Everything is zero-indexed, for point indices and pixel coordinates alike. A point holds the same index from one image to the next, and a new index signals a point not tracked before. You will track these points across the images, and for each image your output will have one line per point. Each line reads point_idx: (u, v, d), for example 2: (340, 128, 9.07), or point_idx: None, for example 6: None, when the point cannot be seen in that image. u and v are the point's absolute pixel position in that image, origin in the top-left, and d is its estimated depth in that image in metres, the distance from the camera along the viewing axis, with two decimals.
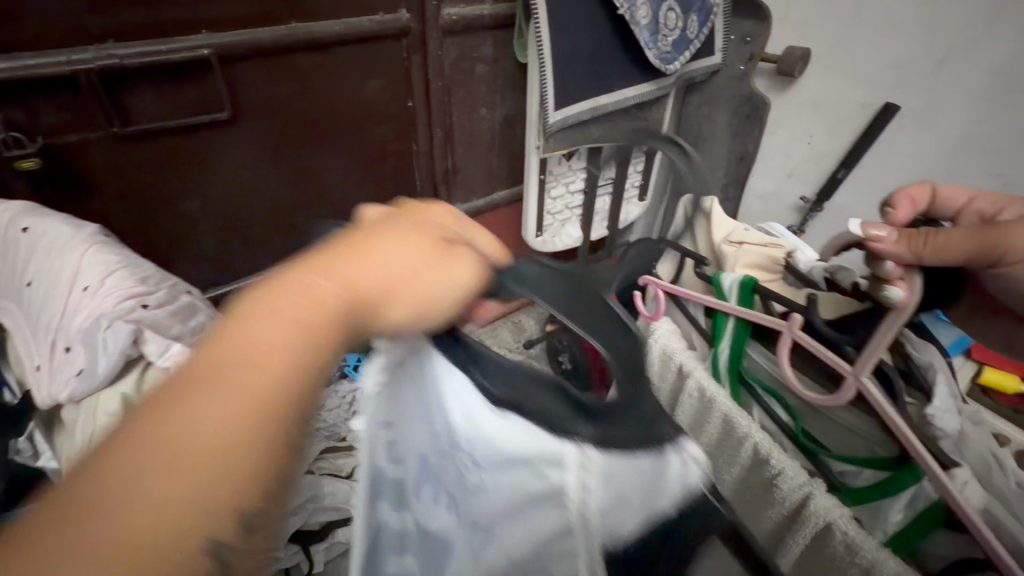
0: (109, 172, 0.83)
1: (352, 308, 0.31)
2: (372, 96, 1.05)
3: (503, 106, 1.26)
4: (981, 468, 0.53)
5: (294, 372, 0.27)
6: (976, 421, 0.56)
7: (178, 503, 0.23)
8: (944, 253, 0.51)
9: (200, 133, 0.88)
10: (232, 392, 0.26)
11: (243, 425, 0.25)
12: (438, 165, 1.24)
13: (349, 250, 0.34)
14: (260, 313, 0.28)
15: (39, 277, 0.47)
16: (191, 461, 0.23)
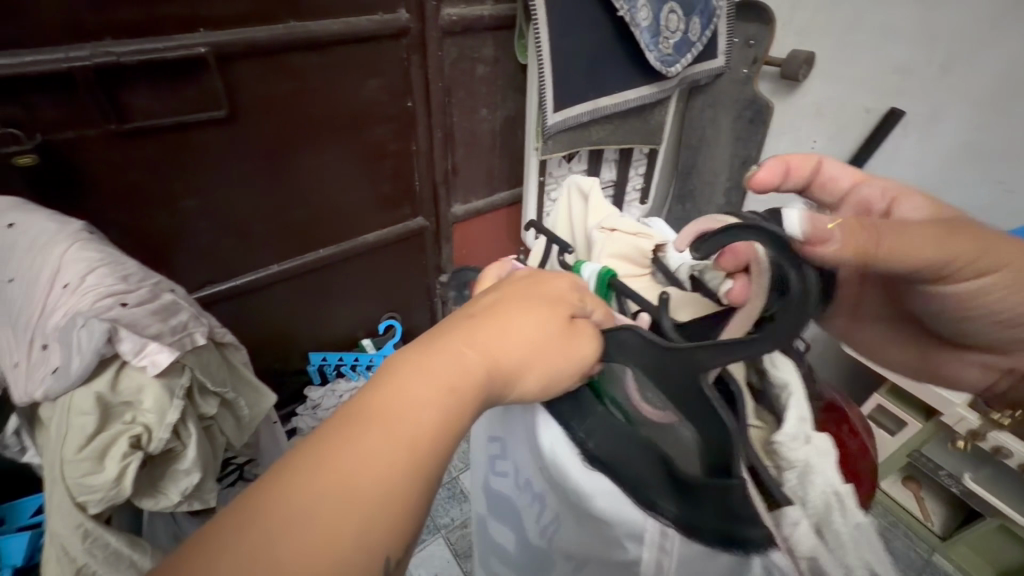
0: (106, 169, 0.83)
1: (487, 376, 0.38)
2: (371, 96, 1.05)
3: (503, 106, 1.25)
4: (824, 515, 0.43)
5: (441, 432, 0.34)
6: (827, 454, 0.45)
7: (341, 529, 0.28)
8: (896, 257, 0.44)
9: (198, 132, 0.88)
10: (393, 435, 0.32)
11: (397, 469, 0.31)
12: (438, 166, 1.24)
13: (496, 317, 0.41)
14: (419, 367, 0.36)
15: (23, 272, 0.47)
16: (346, 492, 0.29)
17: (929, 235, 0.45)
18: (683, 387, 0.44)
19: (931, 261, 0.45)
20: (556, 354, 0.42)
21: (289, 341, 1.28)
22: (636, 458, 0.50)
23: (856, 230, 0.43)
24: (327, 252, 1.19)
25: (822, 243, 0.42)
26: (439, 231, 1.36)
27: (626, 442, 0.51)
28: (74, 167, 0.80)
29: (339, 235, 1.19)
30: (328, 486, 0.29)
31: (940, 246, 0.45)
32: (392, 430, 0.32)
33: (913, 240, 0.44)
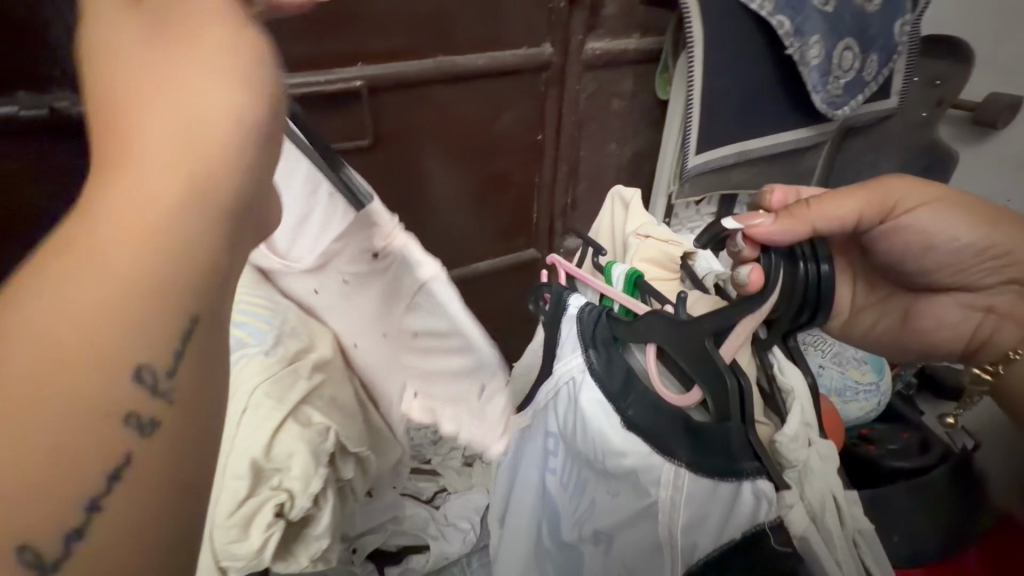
0: None
1: (193, 179, 0.28)
2: (505, 128, 1.04)
3: (632, 140, 1.19)
4: (818, 510, 0.52)
5: (165, 256, 0.27)
6: (830, 459, 0.54)
7: (68, 325, 0.25)
8: (821, 220, 0.57)
9: None
10: (109, 257, 0.26)
11: (138, 243, 0.26)
12: (559, 198, 1.20)
13: (139, 109, 0.28)
14: (108, 254, 0.26)
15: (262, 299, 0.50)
16: (105, 300, 0.25)
17: (859, 195, 0.60)
18: (691, 343, 0.54)
19: (862, 207, 0.60)
20: (175, 214, 0.27)
21: None
22: (664, 430, 0.58)
23: (787, 213, 0.57)
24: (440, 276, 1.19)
25: (756, 227, 0.57)
26: (551, 264, 1.32)
27: (659, 418, 0.58)
28: None
29: (456, 260, 1.19)
30: (107, 273, 0.26)
31: (871, 200, 0.60)
32: (49, 413, 0.24)
33: (847, 200, 0.59)
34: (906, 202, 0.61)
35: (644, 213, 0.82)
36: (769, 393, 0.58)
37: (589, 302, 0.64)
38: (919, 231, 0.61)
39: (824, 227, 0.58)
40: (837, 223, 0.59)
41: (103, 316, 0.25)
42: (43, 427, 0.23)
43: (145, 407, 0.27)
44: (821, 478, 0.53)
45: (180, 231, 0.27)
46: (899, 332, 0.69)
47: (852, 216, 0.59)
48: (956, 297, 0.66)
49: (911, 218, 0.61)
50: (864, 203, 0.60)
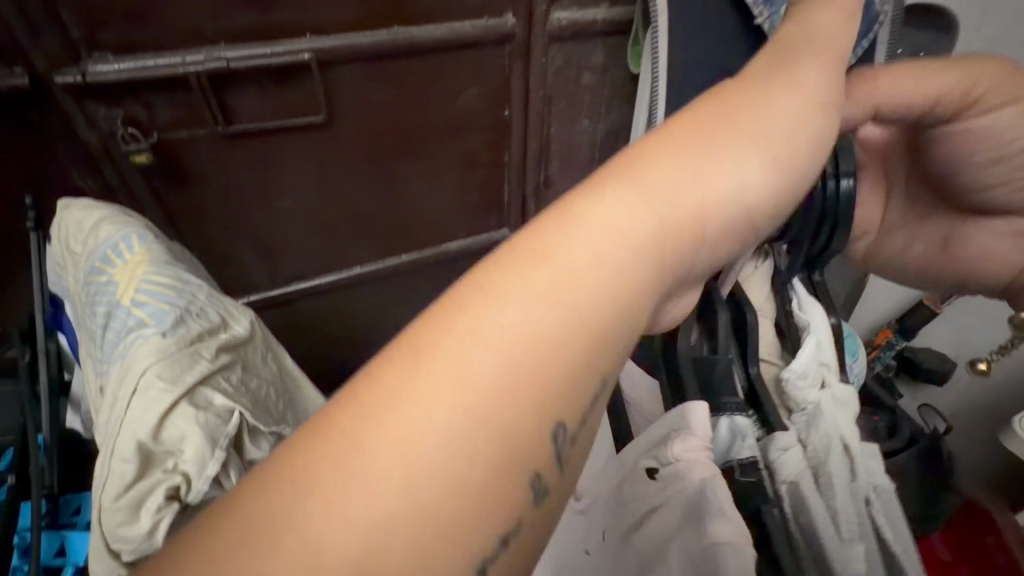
0: (209, 167, 0.86)
1: (567, 337, 0.28)
2: (468, 104, 1.01)
3: (608, 117, 1.15)
4: (820, 456, 0.50)
5: (523, 417, 0.27)
6: (845, 402, 0.53)
7: (398, 464, 0.24)
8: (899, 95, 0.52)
9: (296, 136, 0.90)
10: (427, 419, 0.25)
11: (479, 419, 0.25)
12: (529, 176, 1.18)
13: (551, 255, 0.29)
14: (462, 385, 0.25)
15: (173, 279, 0.45)
16: (449, 459, 0.24)
17: (939, 76, 0.51)
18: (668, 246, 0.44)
19: (940, 94, 0.51)
20: (517, 406, 0.26)
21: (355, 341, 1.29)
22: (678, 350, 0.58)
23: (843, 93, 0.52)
24: (408, 257, 1.19)
25: None
26: None
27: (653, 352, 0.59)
28: (183, 164, 0.84)
29: (423, 240, 1.18)
30: (461, 436, 0.25)
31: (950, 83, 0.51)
32: (437, 462, 0.24)
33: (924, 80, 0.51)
34: (990, 95, 0.51)
35: None
36: (783, 327, 0.60)
37: None
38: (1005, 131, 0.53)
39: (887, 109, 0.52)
40: (908, 105, 0.52)
41: (522, 390, 0.27)
42: (374, 514, 0.23)
43: (546, 474, 0.28)
44: (828, 418, 0.51)
45: (556, 403, 0.28)
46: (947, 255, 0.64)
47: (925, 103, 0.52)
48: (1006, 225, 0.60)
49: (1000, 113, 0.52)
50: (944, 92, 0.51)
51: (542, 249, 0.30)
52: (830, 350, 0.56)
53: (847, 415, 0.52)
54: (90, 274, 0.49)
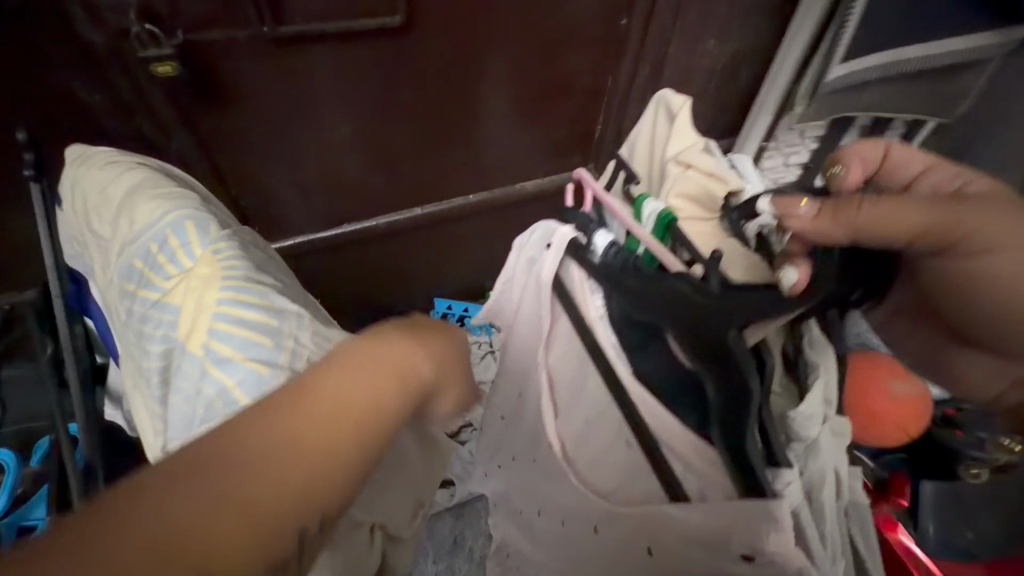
0: (252, 81, 0.67)
1: (371, 416, 0.35)
2: (578, 8, 0.78)
3: (740, 35, 0.91)
4: (816, 482, 0.52)
5: (316, 462, 0.33)
6: (838, 434, 0.52)
7: (232, 508, 0.30)
8: (881, 228, 0.42)
9: (361, 44, 0.69)
10: (266, 453, 0.32)
11: (301, 465, 0.32)
12: (631, 108, 0.95)
13: (355, 362, 0.37)
14: (295, 437, 0.33)
15: (240, 268, 0.41)
16: (242, 490, 0.31)
17: (915, 210, 0.41)
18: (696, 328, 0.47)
19: (922, 234, 0.42)
20: (304, 454, 0.33)
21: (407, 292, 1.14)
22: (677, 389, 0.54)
23: (834, 204, 0.44)
24: (477, 198, 0.98)
25: (790, 216, 0.46)
26: None
27: (672, 374, 0.54)
28: (216, 79, 0.65)
29: (496, 181, 0.98)
30: (272, 480, 0.31)
31: (947, 220, 0.41)
32: (240, 496, 0.30)
33: (907, 214, 0.41)
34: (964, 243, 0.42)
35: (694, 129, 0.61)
36: (793, 361, 0.55)
37: (615, 244, 0.56)
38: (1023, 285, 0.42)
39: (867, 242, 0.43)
40: (885, 238, 0.42)
41: (316, 440, 0.33)
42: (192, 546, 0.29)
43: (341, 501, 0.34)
44: (820, 454, 0.51)
45: (348, 447, 0.34)
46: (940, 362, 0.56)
47: (902, 239, 0.42)
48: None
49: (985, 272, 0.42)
50: (928, 224, 0.41)
51: (355, 361, 0.37)
52: (835, 379, 0.52)
53: (836, 448, 0.52)
54: (128, 280, 0.42)
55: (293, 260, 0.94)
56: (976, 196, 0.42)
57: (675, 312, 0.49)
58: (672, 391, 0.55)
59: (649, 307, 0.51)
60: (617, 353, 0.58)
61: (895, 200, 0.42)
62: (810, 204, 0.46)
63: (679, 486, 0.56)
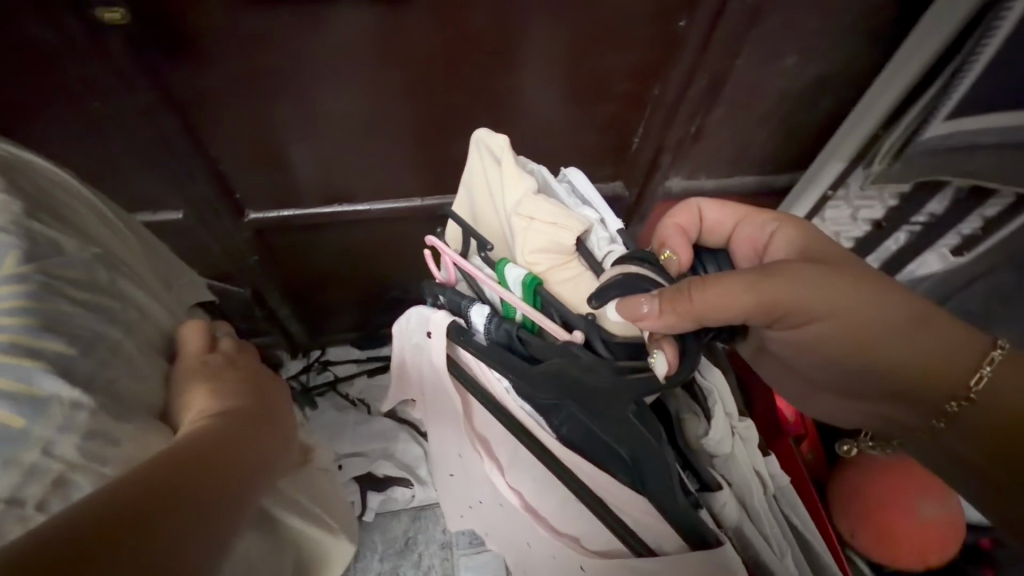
0: (225, 37, 0.59)
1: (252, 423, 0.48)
2: (623, 0, 0.64)
3: (829, 56, 0.73)
4: (742, 489, 0.60)
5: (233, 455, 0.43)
6: (746, 440, 0.61)
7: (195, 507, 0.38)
8: (711, 311, 0.49)
9: (353, 10, 0.59)
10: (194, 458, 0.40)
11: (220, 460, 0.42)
12: (679, 125, 0.81)
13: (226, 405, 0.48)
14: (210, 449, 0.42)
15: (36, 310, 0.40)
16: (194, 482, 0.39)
17: (746, 293, 0.50)
18: (585, 402, 0.53)
19: (750, 310, 0.51)
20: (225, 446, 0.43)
21: (396, 275, 1.07)
22: (602, 445, 0.57)
23: (676, 300, 0.48)
24: None
25: (636, 317, 0.49)
26: (636, 206, 0.98)
27: (592, 438, 0.57)
28: (181, 27, 0.57)
29: None
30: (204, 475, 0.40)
31: (772, 297, 0.51)
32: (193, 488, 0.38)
33: (736, 300, 0.50)
34: (791, 316, 0.53)
35: (519, 174, 0.57)
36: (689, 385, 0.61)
37: (491, 313, 0.59)
38: (819, 342, 0.55)
39: (709, 321, 0.49)
40: (724, 316, 0.50)
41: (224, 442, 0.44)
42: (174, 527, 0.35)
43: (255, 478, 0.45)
44: (739, 463, 0.59)
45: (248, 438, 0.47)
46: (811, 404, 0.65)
47: (736, 316, 0.50)
48: (848, 403, 0.61)
49: (802, 330, 0.54)
50: (752, 309, 0.51)
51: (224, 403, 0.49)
52: (727, 395, 0.61)
53: (745, 449, 0.61)
54: None
55: (280, 229, 0.89)
56: (789, 273, 0.52)
57: (623, 402, 0.52)
58: (607, 457, 0.57)
59: (556, 388, 0.54)
60: (539, 421, 0.60)
61: (726, 278, 0.50)
62: (650, 301, 0.48)
63: (636, 539, 0.58)
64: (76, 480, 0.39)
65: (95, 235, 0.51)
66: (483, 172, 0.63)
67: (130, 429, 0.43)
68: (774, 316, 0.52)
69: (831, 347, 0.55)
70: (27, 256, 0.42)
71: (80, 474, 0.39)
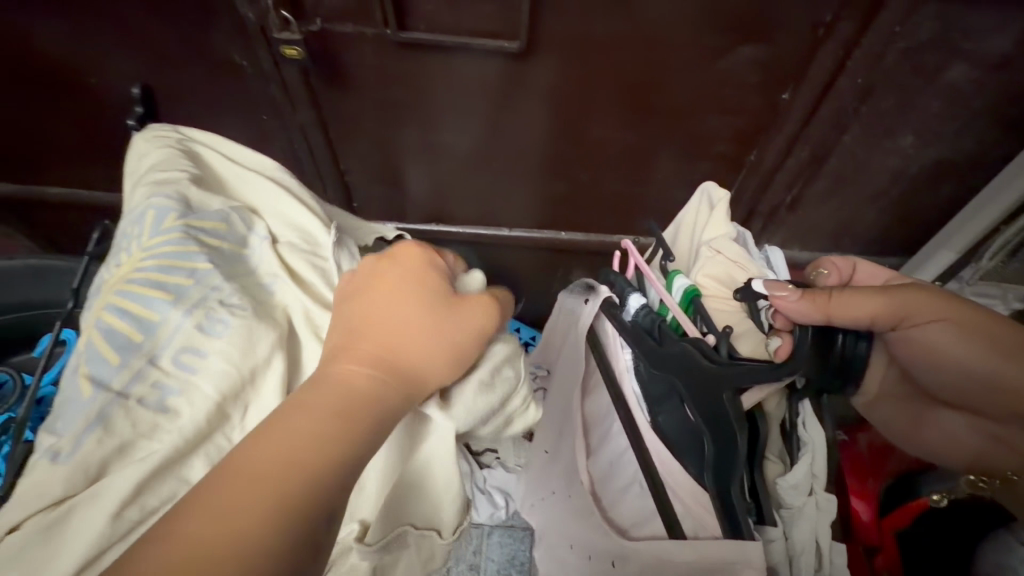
0: (373, 76, 0.70)
1: (379, 368, 0.36)
2: (731, 71, 0.67)
3: (948, 144, 0.70)
4: (797, 551, 0.49)
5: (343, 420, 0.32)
6: (826, 511, 0.49)
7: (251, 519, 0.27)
8: (845, 313, 0.45)
9: (480, 62, 0.68)
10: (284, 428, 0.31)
11: (334, 420, 0.32)
12: (775, 193, 0.80)
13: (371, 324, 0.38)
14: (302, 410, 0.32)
15: (168, 243, 0.39)
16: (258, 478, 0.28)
17: (880, 297, 0.45)
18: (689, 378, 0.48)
19: (881, 312, 0.45)
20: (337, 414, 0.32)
21: None
22: (683, 439, 0.51)
23: (819, 294, 0.46)
24: (567, 235, 0.94)
25: (772, 296, 0.48)
26: None
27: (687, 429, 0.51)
28: (337, 65, 0.69)
29: (593, 222, 0.92)
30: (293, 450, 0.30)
31: (907, 303, 0.45)
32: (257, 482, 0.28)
33: (869, 298, 0.45)
34: (917, 316, 0.45)
35: (726, 221, 0.60)
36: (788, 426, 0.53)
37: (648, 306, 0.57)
38: (944, 352, 0.46)
39: (838, 322, 0.46)
40: (855, 322, 0.46)
41: (343, 400, 0.33)
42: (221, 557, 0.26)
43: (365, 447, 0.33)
44: (803, 523, 0.49)
45: (363, 388, 0.34)
46: (907, 436, 0.54)
47: (865, 321, 0.45)
48: (951, 429, 0.50)
49: (925, 334, 0.45)
50: (882, 311, 0.45)
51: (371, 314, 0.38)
52: (823, 465, 0.49)
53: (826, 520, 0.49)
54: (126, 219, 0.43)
55: None
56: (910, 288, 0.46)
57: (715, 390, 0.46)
58: (684, 445, 0.51)
59: (672, 365, 0.50)
60: (640, 404, 0.56)
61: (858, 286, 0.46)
62: (792, 289, 0.47)
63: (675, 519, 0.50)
64: (167, 385, 0.34)
65: (223, 178, 0.46)
66: (694, 221, 0.67)
67: (219, 346, 0.36)
68: (898, 320, 0.46)
69: (945, 367, 0.47)
70: (179, 202, 0.41)
71: (171, 381, 0.34)
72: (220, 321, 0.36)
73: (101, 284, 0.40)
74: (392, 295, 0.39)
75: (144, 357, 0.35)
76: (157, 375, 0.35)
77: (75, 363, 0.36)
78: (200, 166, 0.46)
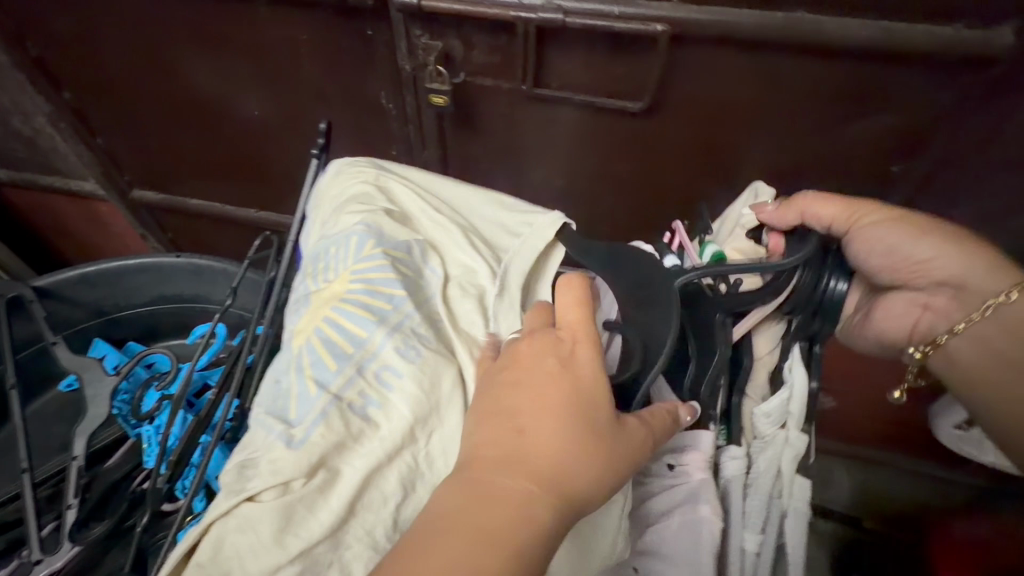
0: (499, 121, 0.78)
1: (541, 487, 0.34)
2: (842, 140, 0.69)
3: None
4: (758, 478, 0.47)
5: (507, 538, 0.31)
6: (791, 444, 0.46)
7: None
8: (814, 210, 0.52)
9: (601, 117, 0.74)
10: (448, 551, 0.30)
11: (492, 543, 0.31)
12: None
13: (536, 428, 0.36)
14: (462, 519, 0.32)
15: (367, 272, 0.46)
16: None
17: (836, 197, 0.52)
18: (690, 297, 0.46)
19: (838, 211, 0.51)
20: (496, 533, 0.31)
21: None
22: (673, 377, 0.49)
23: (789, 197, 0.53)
24: None
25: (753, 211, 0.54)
26: None
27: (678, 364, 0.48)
28: (471, 111, 0.77)
29: None
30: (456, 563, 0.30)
31: (856, 202, 0.52)
32: None
33: (831, 200, 0.52)
34: (870, 217, 0.51)
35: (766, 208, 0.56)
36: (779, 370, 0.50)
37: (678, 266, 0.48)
38: (891, 235, 0.50)
39: (809, 223, 0.52)
40: (823, 220, 0.52)
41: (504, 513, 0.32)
42: None
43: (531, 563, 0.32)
44: (766, 450, 0.47)
45: (521, 494, 0.33)
46: (853, 329, 0.56)
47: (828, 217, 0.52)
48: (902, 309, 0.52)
49: (872, 229, 0.50)
50: (841, 210, 0.51)
51: (534, 415, 0.36)
52: (801, 404, 0.46)
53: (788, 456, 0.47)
54: (322, 242, 0.51)
55: None
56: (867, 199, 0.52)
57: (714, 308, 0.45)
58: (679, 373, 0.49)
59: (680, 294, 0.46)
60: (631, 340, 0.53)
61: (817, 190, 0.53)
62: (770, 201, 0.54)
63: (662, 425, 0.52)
64: (369, 396, 0.40)
65: (406, 206, 0.53)
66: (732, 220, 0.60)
67: (412, 371, 0.41)
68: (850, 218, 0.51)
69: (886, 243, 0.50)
70: (370, 227, 0.49)
71: (371, 394, 0.40)
72: (413, 349, 0.42)
73: (308, 293, 0.48)
74: (556, 389, 0.37)
75: (355, 366, 0.41)
76: (364, 385, 0.41)
77: (292, 362, 0.43)
78: (384, 194, 0.53)
